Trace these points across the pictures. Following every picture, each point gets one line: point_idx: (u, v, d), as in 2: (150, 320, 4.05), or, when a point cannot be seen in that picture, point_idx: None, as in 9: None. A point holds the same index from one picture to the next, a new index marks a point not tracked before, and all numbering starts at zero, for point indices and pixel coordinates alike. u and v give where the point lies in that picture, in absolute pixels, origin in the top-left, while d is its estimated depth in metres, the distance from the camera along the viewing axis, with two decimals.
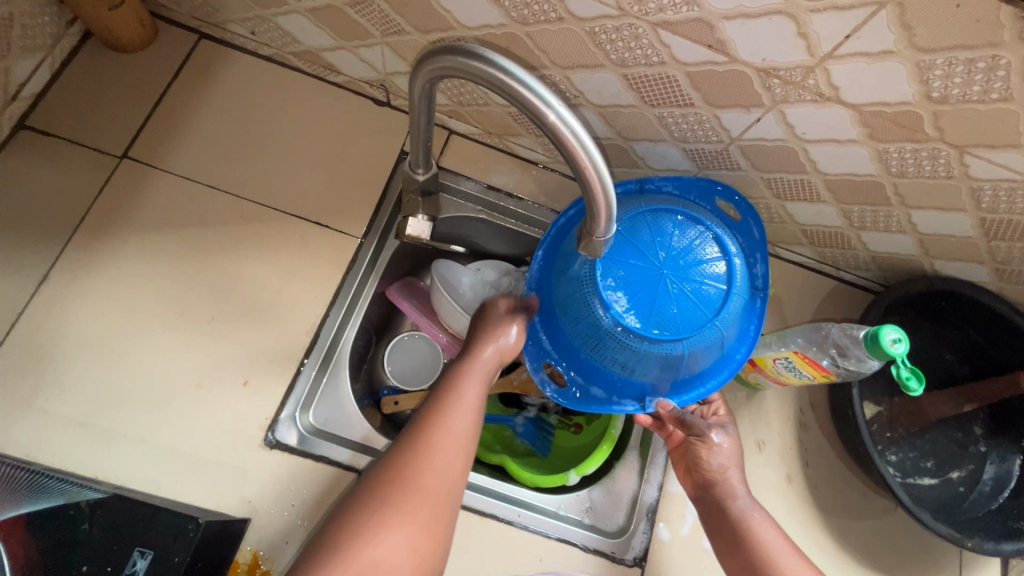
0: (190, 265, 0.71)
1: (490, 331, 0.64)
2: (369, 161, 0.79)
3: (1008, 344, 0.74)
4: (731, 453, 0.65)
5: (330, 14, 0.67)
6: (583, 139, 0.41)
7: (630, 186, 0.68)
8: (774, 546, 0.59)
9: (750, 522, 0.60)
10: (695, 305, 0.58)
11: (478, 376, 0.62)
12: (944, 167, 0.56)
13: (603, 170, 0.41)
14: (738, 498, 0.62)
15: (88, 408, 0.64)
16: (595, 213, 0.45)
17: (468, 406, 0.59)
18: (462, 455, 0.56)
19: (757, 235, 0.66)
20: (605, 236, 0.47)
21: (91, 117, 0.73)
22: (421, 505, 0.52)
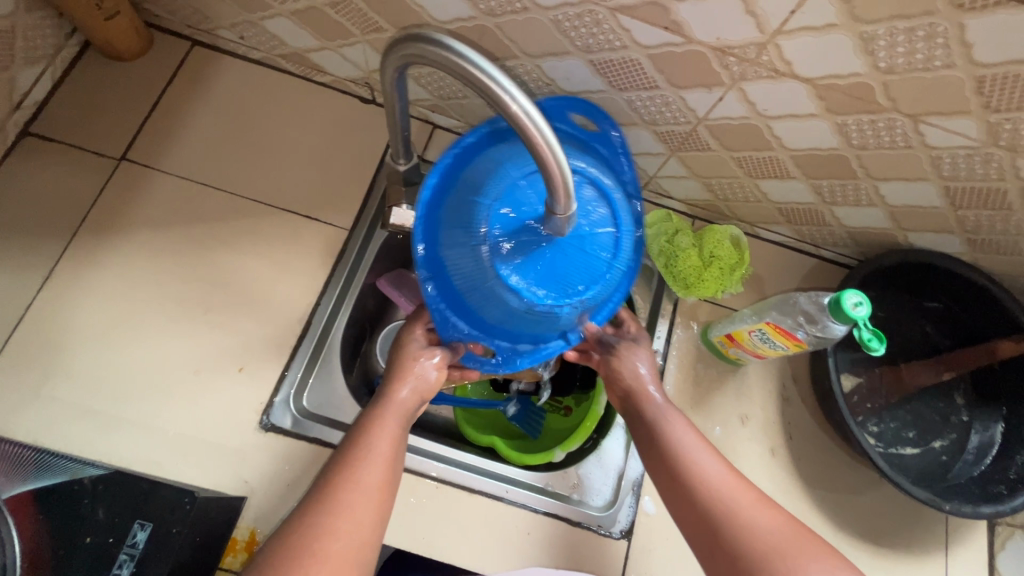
0: (187, 259, 0.74)
1: (406, 367, 0.62)
2: (356, 156, 0.82)
3: (985, 313, 0.75)
4: (646, 362, 0.66)
5: (312, 15, 0.70)
6: (537, 120, 0.42)
7: (483, 130, 0.57)
8: (684, 438, 0.59)
9: (664, 419, 0.61)
10: (597, 261, 0.54)
11: (392, 420, 0.57)
12: (901, 137, 0.58)
13: (557, 149, 0.42)
14: (654, 395, 0.64)
15: (92, 396, 0.67)
16: (554, 190, 0.46)
17: (380, 452, 0.54)
18: (379, 502, 0.52)
19: (616, 139, 0.58)
20: (566, 212, 0.48)
21: (91, 122, 0.77)
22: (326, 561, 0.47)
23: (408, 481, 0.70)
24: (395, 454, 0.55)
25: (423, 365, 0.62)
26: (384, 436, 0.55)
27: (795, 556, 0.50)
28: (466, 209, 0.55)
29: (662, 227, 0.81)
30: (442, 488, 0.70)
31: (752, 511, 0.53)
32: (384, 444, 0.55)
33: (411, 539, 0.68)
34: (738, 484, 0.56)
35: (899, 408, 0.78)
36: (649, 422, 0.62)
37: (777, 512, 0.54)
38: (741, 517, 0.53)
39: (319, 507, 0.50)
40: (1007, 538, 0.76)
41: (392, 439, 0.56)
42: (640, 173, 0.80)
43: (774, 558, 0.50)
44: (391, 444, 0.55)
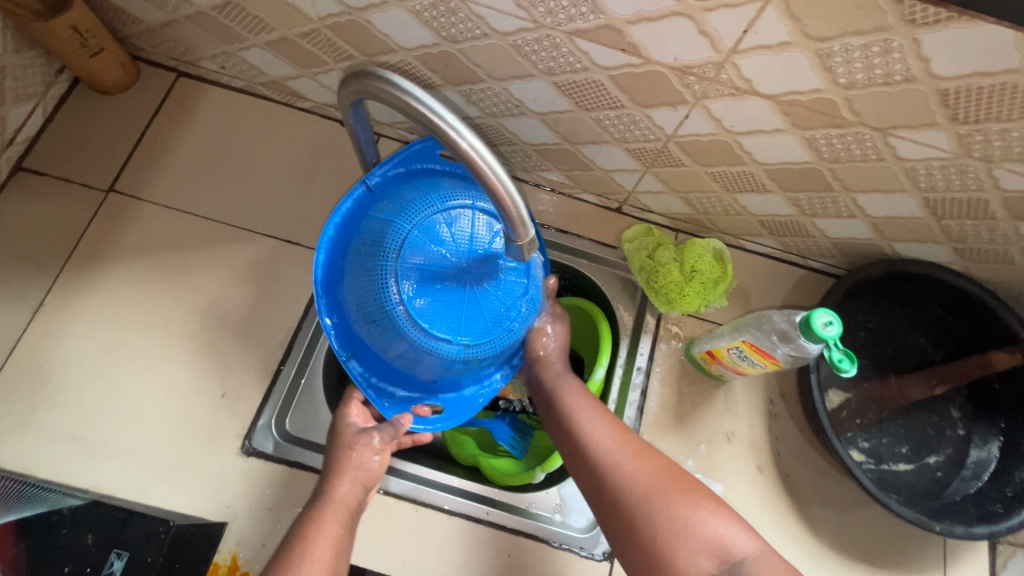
0: (171, 287, 0.75)
1: (346, 462, 0.62)
2: (336, 179, 0.83)
3: (980, 324, 0.73)
4: (560, 338, 0.72)
5: (286, 45, 0.71)
6: (488, 157, 0.44)
7: (357, 193, 0.63)
8: (575, 402, 0.66)
9: (558, 387, 0.68)
10: (508, 288, 0.60)
11: (332, 521, 0.58)
12: (873, 150, 0.57)
13: (508, 183, 0.45)
14: (552, 362, 0.70)
15: (79, 424, 0.68)
16: (509, 217, 0.48)
17: (318, 558, 0.54)
18: None
19: None
20: (524, 237, 0.50)
21: (81, 155, 0.80)
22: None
23: (389, 504, 0.70)
24: (336, 556, 0.56)
25: (364, 455, 0.62)
26: (323, 540, 0.56)
27: (670, 496, 0.56)
28: (365, 281, 0.58)
29: (643, 242, 0.80)
30: (422, 511, 0.71)
31: (631, 461, 0.59)
32: (324, 549, 0.55)
33: (391, 562, 0.68)
34: (621, 439, 0.61)
35: (892, 422, 0.76)
36: (547, 391, 0.68)
37: (657, 461, 0.59)
38: (622, 467, 0.59)
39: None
40: (1009, 557, 0.73)
41: (333, 542, 0.56)
42: (618, 189, 0.79)
43: (651, 502, 0.56)
44: (332, 548, 0.56)
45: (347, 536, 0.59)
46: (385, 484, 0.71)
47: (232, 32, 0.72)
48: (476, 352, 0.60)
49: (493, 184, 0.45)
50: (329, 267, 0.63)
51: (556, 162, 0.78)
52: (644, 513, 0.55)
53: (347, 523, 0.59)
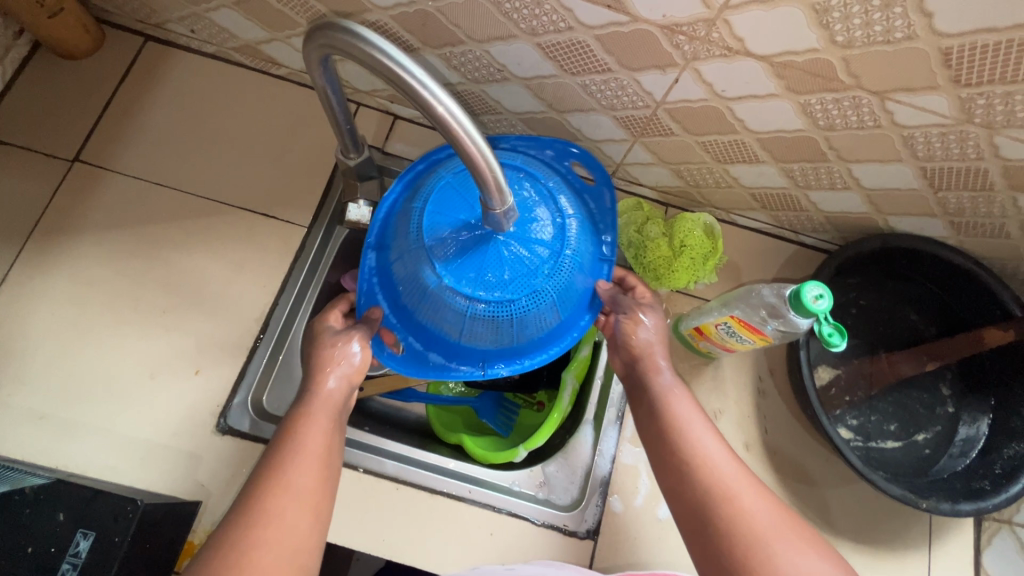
0: (141, 261, 0.72)
1: (328, 354, 0.56)
2: (313, 150, 0.80)
3: (973, 300, 0.72)
4: (657, 331, 0.62)
5: (255, 5, 0.67)
6: (462, 119, 0.41)
7: (484, 139, 0.65)
8: (687, 413, 0.55)
9: (671, 395, 0.57)
10: (525, 264, 0.56)
11: (320, 416, 0.53)
12: (869, 116, 0.54)
13: (483, 148, 0.42)
14: (663, 372, 0.59)
15: (46, 402, 0.66)
16: (485, 185, 0.45)
17: (308, 449, 0.50)
18: (308, 513, 0.47)
19: (608, 203, 0.64)
20: (502, 208, 0.48)
21: (43, 123, 0.76)
22: (264, 558, 0.43)
23: (368, 483, 0.69)
24: (329, 450, 0.51)
25: (344, 349, 0.57)
26: (314, 432, 0.51)
27: (787, 540, 0.47)
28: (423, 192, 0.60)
29: (632, 216, 0.78)
30: (400, 489, 0.69)
31: (749, 495, 0.49)
32: (315, 443, 0.51)
33: (370, 542, 0.67)
34: (735, 464, 0.51)
35: (882, 399, 0.75)
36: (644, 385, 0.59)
37: (770, 496, 0.50)
38: (739, 499, 0.49)
39: (246, 516, 0.45)
40: (993, 534, 0.73)
41: (324, 437, 0.52)
42: (607, 161, 0.77)
43: (769, 546, 0.46)
44: (324, 439, 0.51)
45: (339, 433, 0.54)
46: (362, 461, 0.69)
47: None
48: (451, 303, 0.56)
49: (468, 148, 0.42)
50: (416, 172, 0.64)
51: (542, 132, 0.75)
52: (763, 555, 0.46)
53: (331, 423, 0.53)
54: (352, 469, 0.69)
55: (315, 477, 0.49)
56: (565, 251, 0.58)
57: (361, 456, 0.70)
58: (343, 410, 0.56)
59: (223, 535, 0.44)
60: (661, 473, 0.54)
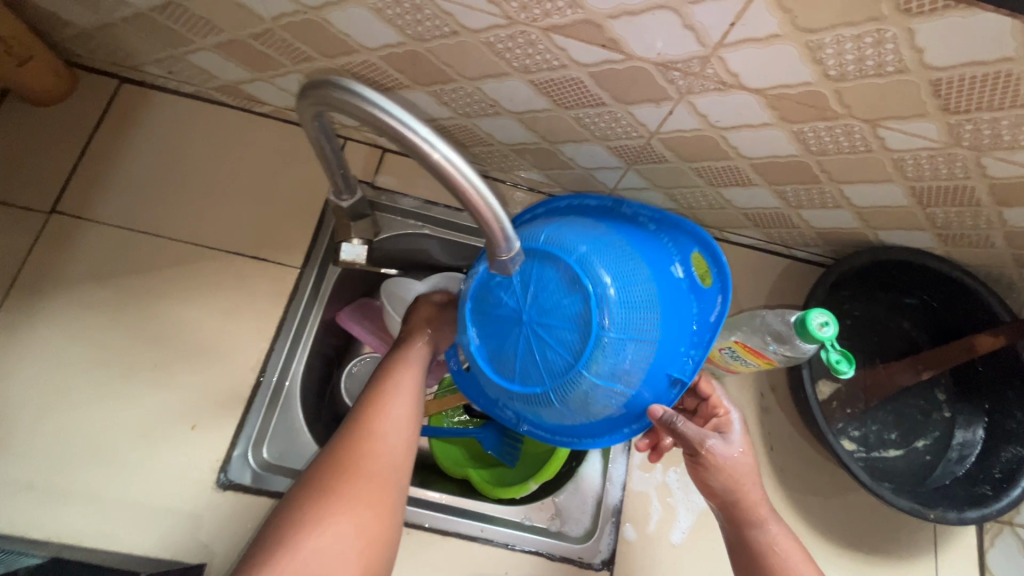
0: (128, 314, 0.70)
1: (413, 335, 0.65)
2: (302, 188, 0.78)
3: (961, 307, 0.74)
4: (741, 467, 0.54)
5: (237, 47, 0.66)
6: (463, 169, 0.40)
7: (607, 203, 0.61)
8: (797, 565, 0.51)
9: (778, 552, 0.52)
10: (534, 364, 0.51)
11: (413, 365, 0.61)
12: (860, 141, 0.55)
13: (488, 197, 0.41)
14: (767, 525, 0.53)
15: (34, 470, 0.63)
16: (491, 233, 0.44)
17: (404, 385, 0.58)
18: (404, 438, 0.54)
19: (711, 319, 0.57)
20: (509, 254, 0.46)
21: (15, 174, 0.72)
22: (375, 459, 0.51)
23: None
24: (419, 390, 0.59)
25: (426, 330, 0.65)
26: (409, 372, 0.60)
27: None
28: None
29: None
30: (411, 533, 0.67)
31: None
32: (410, 381, 0.59)
33: None
34: None
35: (881, 409, 0.76)
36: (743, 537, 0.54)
37: None
38: None
39: (358, 428, 0.53)
40: (996, 535, 0.74)
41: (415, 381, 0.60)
42: (600, 187, 0.76)
43: None
44: (416, 380, 0.59)
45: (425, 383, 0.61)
46: None
47: (176, 34, 0.66)
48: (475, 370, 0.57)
49: (471, 198, 0.41)
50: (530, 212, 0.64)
51: (535, 162, 0.74)
52: None
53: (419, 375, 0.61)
54: None
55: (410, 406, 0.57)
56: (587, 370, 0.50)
57: None
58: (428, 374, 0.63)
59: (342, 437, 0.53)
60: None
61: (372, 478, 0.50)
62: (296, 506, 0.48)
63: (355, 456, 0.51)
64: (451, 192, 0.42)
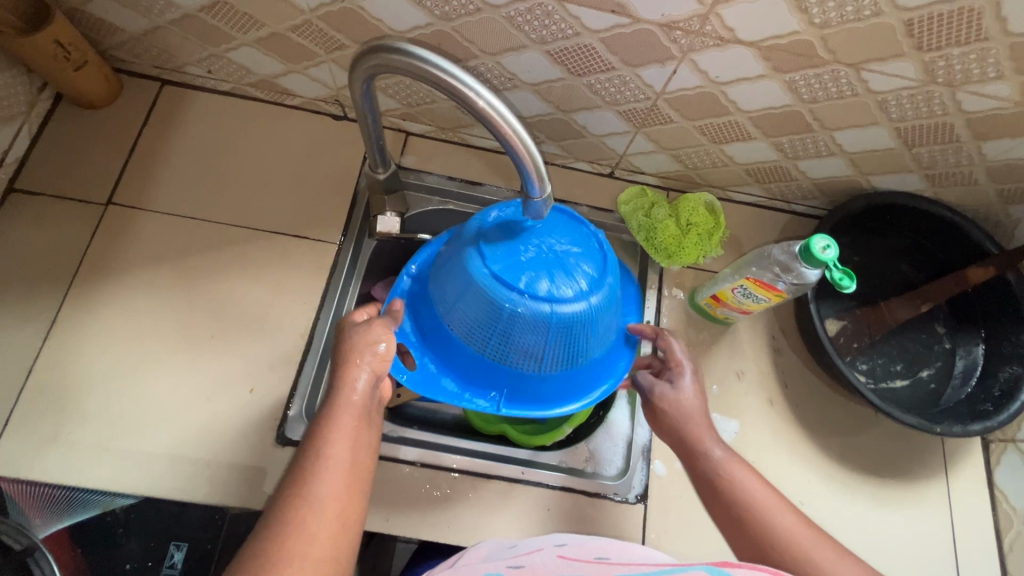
0: (185, 292, 0.76)
1: (353, 352, 0.54)
2: (335, 172, 0.84)
3: (952, 243, 0.80)
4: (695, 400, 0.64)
5: (276, 41, 0.72)
6: (504, 112, 0.47)
7: None
8: (742, 478, 0.58)
9: (728, 472, 0.58)
10: (567, 275, 0.56)
11: (346, 421, 0.50)
12: (847, 86, 0.61)
13: (525, 137, 0.47)
14: (709, 448, 0.60)
15: (109, 435, 0.68)
16: (526, 173, 0.50)
17: (335, 457, 0.48)
18: (337, 525, 0.45)
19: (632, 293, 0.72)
20: (541, 195, 0.53)
21: (73, 171, 0.79)
22: (291, 569, 0.41)
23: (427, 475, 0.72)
24: (354, 464, 0.49)
25: (370, 343, 0.55)
26: (338, 442, 0.49)
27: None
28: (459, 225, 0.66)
29: (639, 202, 0.84)
30: (460, 476, 0.73)
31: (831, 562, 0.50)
32: (340, 450, 0.49)
33: (436, 529, 0.70)
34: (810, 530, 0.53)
35: (886, 344, 0.81)
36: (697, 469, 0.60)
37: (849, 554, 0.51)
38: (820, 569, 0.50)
39: (278, 526, 0.44)
40: (1002, 453, 0.79)
41: (350, 443, 0.50)
42: (610, 154, 0.83)
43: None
44: (350, 452, 0.49)
45: (366, 439, 0.51)
46: (419, 456, 0.73)
47: (220, 32, 0.72)
48: (497, 300, 0.56)
49: (509, 138, 0.48)
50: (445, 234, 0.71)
51: (549, 133, 0.80)
52: None
53: (359, 430, 0.51)
54: (411, 464, 0.73)
55: (337, 488, 0.47)
56: (605, 281, 0.59)
57: (418, 451, 0.73)
58: (370, 413, 0.54)
59: (255, 541, 0.43)
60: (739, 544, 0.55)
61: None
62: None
63: (269, 566, 0.41)
64: (492, 134, 0.48)
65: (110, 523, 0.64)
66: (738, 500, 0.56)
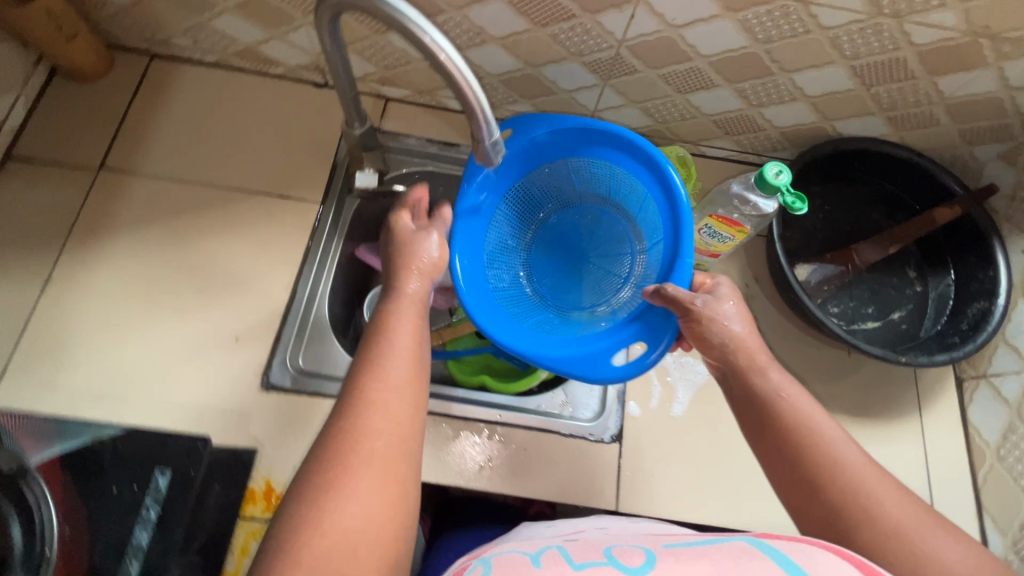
0: (172, 250, 0.79)
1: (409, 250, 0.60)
2: (317, 136, 0.87)
3: (920, 186, 0.82)
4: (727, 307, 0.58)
5: (255, 6, 0.76)
6: (461, 66, 0.49)
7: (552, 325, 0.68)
8: (806, 410, 0.51)
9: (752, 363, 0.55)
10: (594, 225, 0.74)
11: (409, 313, 0.55)
12: (798, 22, 0.64)
13: (466, 72, 0.49)
14: (767, 372, 0.54)
15: (101, 382, 0.71)
16: (473, 117, 0.53)
17: (403, 340, 0.52)
18: (409, 398, 0.48)
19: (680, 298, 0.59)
20: (490, 139, 0.55)
21: (67, 138, 0.82)
22: (375, 437, 0.45)
23: None
24: (418, 352, 0.52)
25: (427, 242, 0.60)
26: (403, 332, 0.52)
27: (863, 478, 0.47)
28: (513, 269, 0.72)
29: None
30: (439, 422, 0.75)
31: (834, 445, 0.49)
32: (407, 336, 0.52)
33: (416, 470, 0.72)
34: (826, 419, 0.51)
35: (858, 286, 0.82)
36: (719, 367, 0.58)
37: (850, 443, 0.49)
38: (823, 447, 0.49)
39: (357, 402, 0.46)
40: (975, 391, 0.79)
41: (413, 329, 0.53)
42: (582, 110, 0.85)
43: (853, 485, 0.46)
44: (413, 335, 0.53)
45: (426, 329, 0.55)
46: None
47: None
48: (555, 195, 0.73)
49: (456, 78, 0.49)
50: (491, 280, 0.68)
51: (522, 91, 0.83)
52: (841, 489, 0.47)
53: (417, 320, 0.55)
54: None
55: (400, 376, 0.49)
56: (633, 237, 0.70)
57: None
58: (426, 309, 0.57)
59: (343, 417, 0.46)
60: (788, 495, 0.50)
61: (368, 469, 0.43)
62: (308, 489, 0.42)
63: (357, 430, 0.45)
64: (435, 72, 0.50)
65: (97, 450, 0.61)
66: (798, 437, 0.50)
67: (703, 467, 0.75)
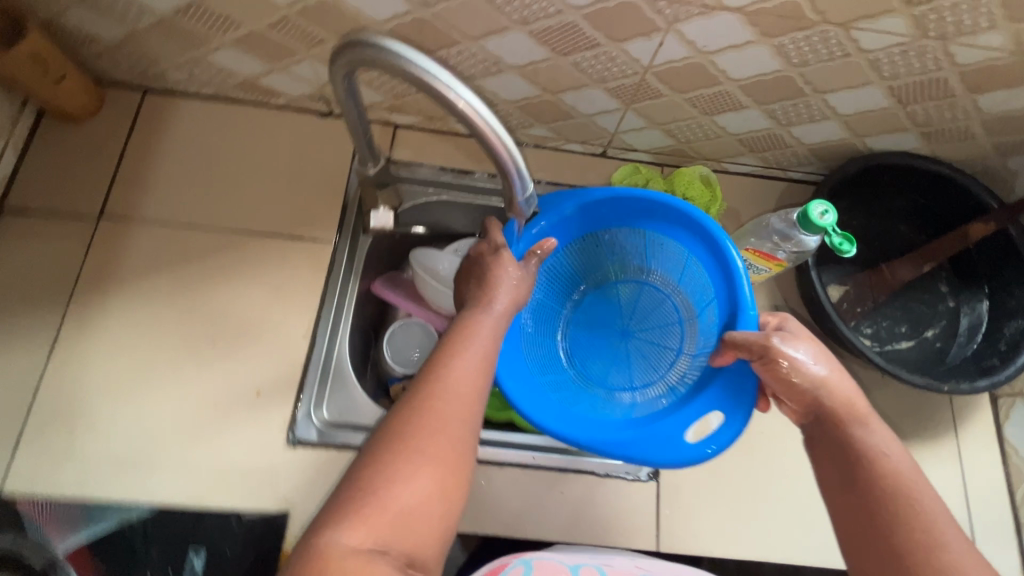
0: (182, 301, 0.75)
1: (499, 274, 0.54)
2: (325, 169, 0.83)
3: (952, 203, 0.79)
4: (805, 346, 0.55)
5: (255, 40, 0.71)
6: (487, 116, 0.46)
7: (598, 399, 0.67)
8: (911, 471, 0.48)
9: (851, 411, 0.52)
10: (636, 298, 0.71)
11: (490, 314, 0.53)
12: (837, 47, 0.60)
13: (502, 133, 0.47)
14: (867, 423, 0.51)
15: (119, 446, 0.68)
16: (506, 174, 0.50)
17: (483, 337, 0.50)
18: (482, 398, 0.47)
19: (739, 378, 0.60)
20: (524, 192, 0.52)
21: (62, 185, 0.78)
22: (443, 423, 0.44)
23: None
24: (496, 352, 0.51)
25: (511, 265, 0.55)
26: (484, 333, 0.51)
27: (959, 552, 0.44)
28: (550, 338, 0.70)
29: (632, 180, 0.82)
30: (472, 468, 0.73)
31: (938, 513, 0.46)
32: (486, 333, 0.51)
33: None
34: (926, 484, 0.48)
35: (890, 306, 0.81)
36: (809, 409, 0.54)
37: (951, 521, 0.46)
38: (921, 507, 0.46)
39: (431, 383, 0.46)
40: (1011, 408, 0.79)
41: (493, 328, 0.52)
42: (602, 132, 0.81)
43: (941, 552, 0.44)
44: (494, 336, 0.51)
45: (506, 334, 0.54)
46: None
47: (198, 34, 0.71)
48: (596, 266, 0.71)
49: (488, 137, 0.47)
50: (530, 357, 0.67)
51: (539, 116, 0.79)
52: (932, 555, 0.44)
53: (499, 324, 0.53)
54: None
55: (478, 377, 0.48)
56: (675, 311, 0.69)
57: None
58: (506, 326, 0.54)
59: (418, 395, 0.46)
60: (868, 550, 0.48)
61: (434, 462, 0.43)
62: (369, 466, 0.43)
63: (428, 412, 0.45)
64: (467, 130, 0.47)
65: (130, 534, 0.65)
66: (897, 494, 0.47)
67: (742, 500, 0.74)
